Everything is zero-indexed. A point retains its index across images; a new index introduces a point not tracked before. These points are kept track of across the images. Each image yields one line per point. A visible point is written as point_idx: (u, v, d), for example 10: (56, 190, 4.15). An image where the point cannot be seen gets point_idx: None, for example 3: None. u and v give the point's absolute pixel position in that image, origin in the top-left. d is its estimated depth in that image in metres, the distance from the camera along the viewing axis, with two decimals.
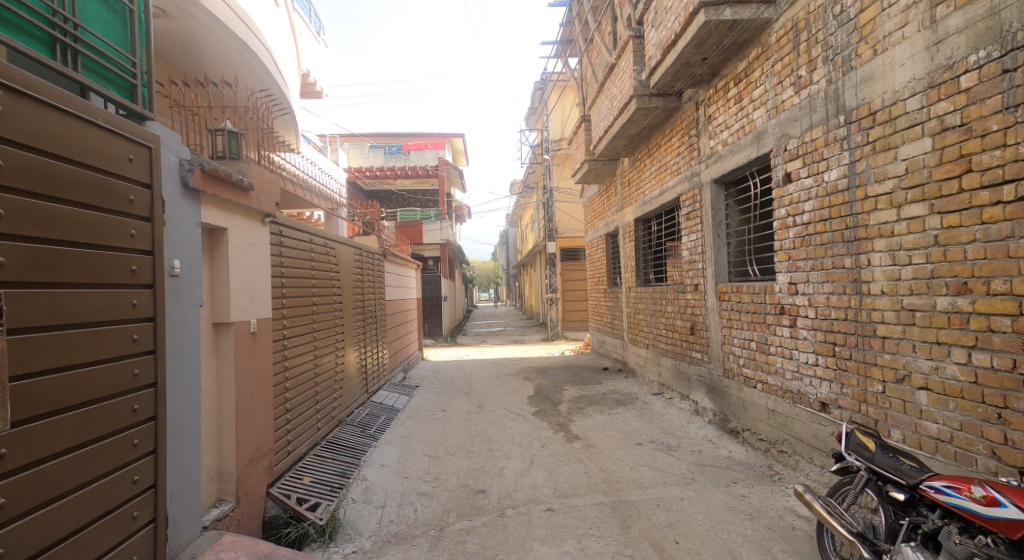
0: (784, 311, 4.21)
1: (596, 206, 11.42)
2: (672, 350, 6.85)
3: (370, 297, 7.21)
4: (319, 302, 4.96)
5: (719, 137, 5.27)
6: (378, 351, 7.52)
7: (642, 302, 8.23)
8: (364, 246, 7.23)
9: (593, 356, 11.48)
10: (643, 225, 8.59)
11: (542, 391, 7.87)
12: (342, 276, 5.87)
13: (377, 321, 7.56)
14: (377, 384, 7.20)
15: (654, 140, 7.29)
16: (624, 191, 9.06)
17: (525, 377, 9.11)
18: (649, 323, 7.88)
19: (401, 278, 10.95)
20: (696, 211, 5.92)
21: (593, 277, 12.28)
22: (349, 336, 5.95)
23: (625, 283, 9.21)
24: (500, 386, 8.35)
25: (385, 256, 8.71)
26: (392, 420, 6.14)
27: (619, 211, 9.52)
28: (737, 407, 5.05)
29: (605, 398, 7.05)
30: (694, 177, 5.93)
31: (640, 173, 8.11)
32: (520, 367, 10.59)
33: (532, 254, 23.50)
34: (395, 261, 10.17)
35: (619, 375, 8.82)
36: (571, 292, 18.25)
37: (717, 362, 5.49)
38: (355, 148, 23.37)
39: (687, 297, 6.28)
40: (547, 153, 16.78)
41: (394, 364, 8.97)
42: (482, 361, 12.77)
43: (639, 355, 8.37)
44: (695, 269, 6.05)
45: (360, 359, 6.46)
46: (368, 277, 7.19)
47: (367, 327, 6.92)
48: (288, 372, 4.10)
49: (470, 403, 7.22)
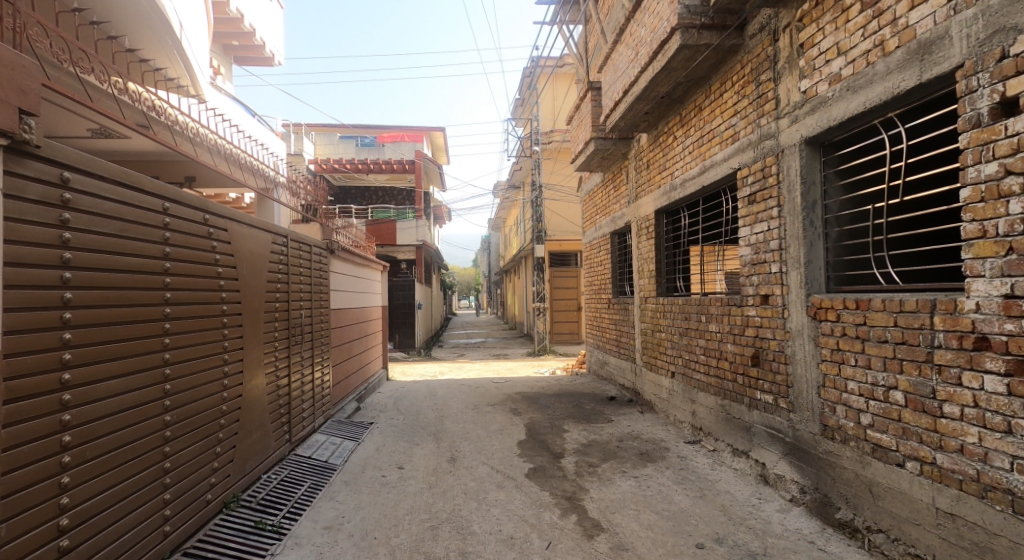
0: (988, 346, 2.42)
1: (599, 200, 9.62)
2: (719, 386, 5.02)
3: (302, 304, 5.20)
4: (179, 314, 2.97)
5: (822, 71, 3.49)
6: (314, 378, 5.52)
7: (667, 319, 6.41)
8: (298, 233, 5.26)
9: (592, 380, 9.62)
10: (667, 219, 6.78)
11: (536, 433, 6.01)
12: (245, 272, 3.87)
13: (313, 335, 5.57)
14: (307, 425, 5.21)
15: (691, 102, 5.54)
16: (642, 176, 7.25)
17: (512, 410, 7.21)
18: (678, 344, 6.06)
19: (361, 282, 9.01)
20: (769, 188, 4.11)
21: (591, 283, 10.49)
22: (254, 362, 3.96)
23: (640, 293, 7.40)
24: (482, 425, 6.42)
25: (335, 250, 6.79)
26: (319, 490, 4.19)
27: (631, 202, 7.75)
28: (856, 491, 3.22)
29: (624, 449, 5.21)
30: (766, 140, 4.13)
31: (666, 150, 6.36)
32: (505, 393, 8.68)
33: (515, 259, 21.63)
34: (354, 259, 8.23)
35: (631, 410, 7.01)
36: (560, 301, 16.47)
37: (809, 412, 3.67)
38: (323, 138, 21.46)
39: (749, 313, 4.47)
40: (538, 145, 15.03)
41: (342, 391, 6.99)
42: (459, 381, 10.83)
43: (662, 386, 6.54)
44: (764, 273, 4.23)
45: (278, 393, 4.47)
46: (300, 276, 5.21)
47: (293, 346, 4.92)
48: (70, 452, 2.21)
49: (439, 452, 5.31)
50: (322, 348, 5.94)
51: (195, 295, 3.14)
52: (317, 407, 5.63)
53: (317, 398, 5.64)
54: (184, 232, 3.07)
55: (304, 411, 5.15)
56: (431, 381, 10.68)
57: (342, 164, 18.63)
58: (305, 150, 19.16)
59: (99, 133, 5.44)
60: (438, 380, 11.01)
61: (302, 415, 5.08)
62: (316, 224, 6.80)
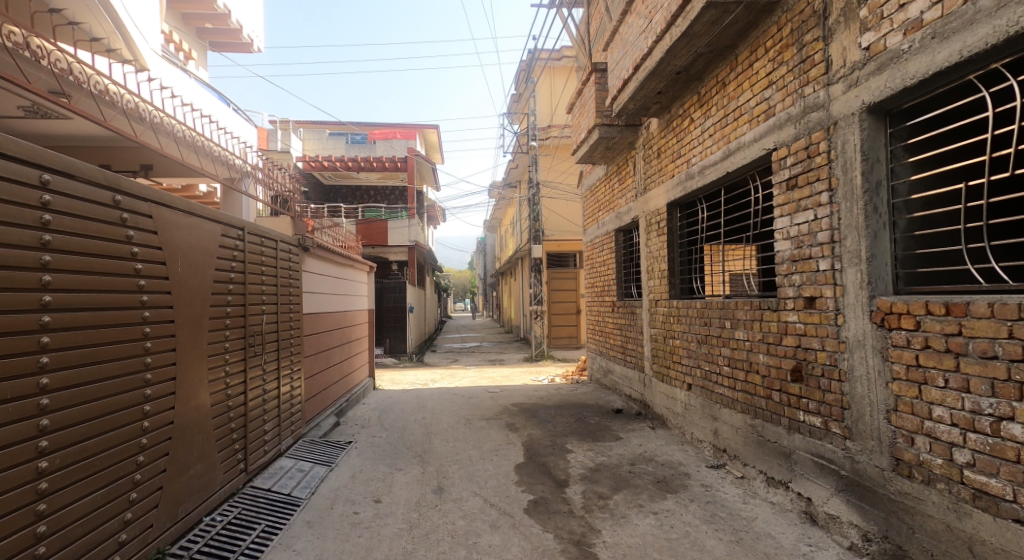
0: None
1: (602, 195, 8.97)
2: (749, 403, 4.34)
3: (264, 309, 4.49)
4: (63, 324, 2.29)
5: (894, 19, 2.83)
6: (280, 394, 4.82)
7: (681, 324, 5.74)
8: (260, 226, 4.55)
9: (595, 390, 8.93)
10: (680, 212, 6.12)
11: (537, 454, 5.33)
12: (180, 270, 3.17)
13: (280, 345, 4.87)
14: (270, 448, 4.52)
15: (713, 77, 4.88)
16: (652, 167, 6.59)
17: (509, 426, 6.53)
18: (696, 353, 5.38)
19: (345, 284, 8.29)
20: (817, 169, 3.43)
21: (592, 285, 9.83)
22: (192, 380, 3.26)
23: (649, 296, 6.73)
24: (475, 445, 5.73)
25: (311, 248, 6.08)
26: (277, 534, 3.49)
27: (638, 195, 7.09)
28: (953, 550, 2.56)
29: (638, 476, 4.53)
30: (812, 111, 3.46)
31: (680, 135, 5.71)
32: (500, 405, 8.00)
33: (511, 260, 20.95)
34: (335, 259, 7.52)
35: (640, 425, 6.34)
36: (559, 304, 15.80)
37: (873, 442, 2.98)
38: (313, 135, 20.80)
39: (788, 319, 3.79)
40: (534, 140, 14.40)
41: (318, 406, 6.30)
42: (451, 390, 10.12)
43: (676, 400, 5.87)
44: (808, 272, 3.55)
45: (228, 416, 3.77)
46: (262, 276, 4.50)
47: (251, 358, 4.21)
48: None
49: (425, 480, 4.62)
50: (291, 359, 5.24)
51: (99, 299, 2.49)
52: (284, 427, 4.93)
53: (284, 416, 4.93)
54: (77, 218, 2.39)
55: (267, 432, 4.45)
56: (421, 391, 9.98)
57: (331, 161, 17.95)
58: (292, 148, 18.47)
59: (32, 112, 4.75)
60: (429, 389, 10.32)
61: (264, 437, 4.38)
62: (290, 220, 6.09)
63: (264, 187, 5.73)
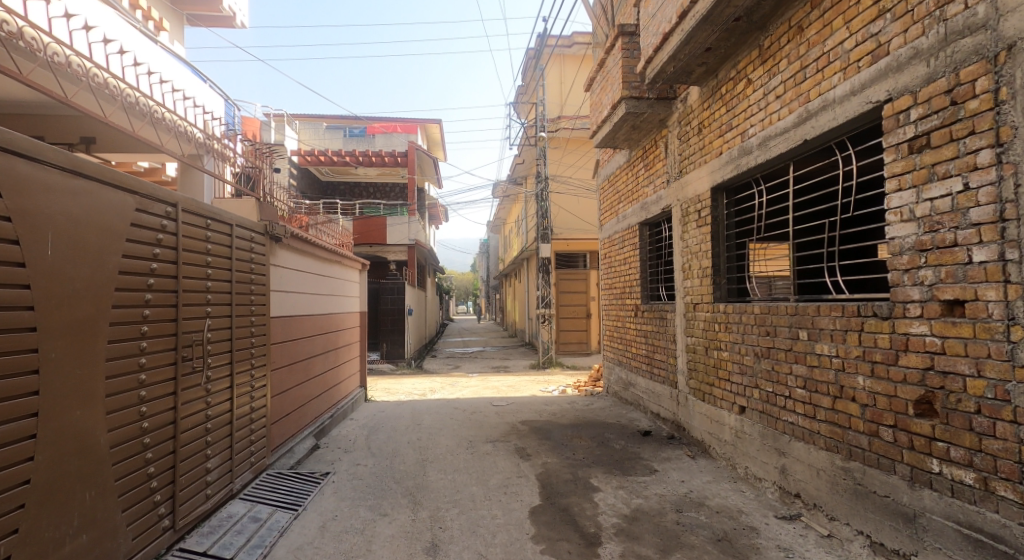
0: None
1: (624, 184, 7.99)
2: (838, 439, 3.35)
3: (208, 312, 3.51)
4: None
5: None
6: (233, 422, 3.84)
7: (732, 332, 4.76)
8: (205, 203, 3.55)
9: (613, 405, 7.94)
10: (727, 198, 5.14)
11: (557, 493, 4.33)
12: (41, 253, 2.21)
13: (234, 357, 3.89)
14: (215, 493, 3.54)
15: (784, 22, 3.90)
16: (691, 147, 5.60)
17: (520, 453, 5.54)
18: (754, 370, 4.39)
19: (331, 284, 7.27)
20: (973, 116, 2.47)
21: (610, 285, 8.85)
22: (68, 417, 2.29)
23: (686, 298, 5.79)
24: (479, 480, 4.73)
25: (286, 237, 5.07)
26: None
27: (672, 181, 6.12)
28: None
29: (689, 531, 3.53)
30: (964, 38, 2.50)
31: (731, 104, 4.72)
32: (508, 422, 7.01)
33: (517, 261, 20.02)
34: (320, 253, 6.50)
35: (676, 453, 5.35)
36: (567, 308, 14.76)
37: None
38: (309, 127, 19.88)
39: (910, 330, 2.78)
40: (543, 131, 13.41)
41: (292, 429, 5.33)
42: (453, 402, 9.15)
43: (725, 425, 4.87)
44: (952, 264, 2.55)
45: (146, 459, 2.79)
46: (205, 268, 3.50)
47: (186, 375, 3.22)
48: None
49: (415, 533, 3.61)
50: (252, 375, 4.25)
51: None
52: (240, 461, 3.96)
53: (240, 449, 3.96)
54: None
55: (210, 473, 3.48)
56: (418, 403, 9.01)
57: (328, 156, 17.07)
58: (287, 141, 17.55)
59: None
60: (428, 401, 9.34)
61: (205, 480, 3.40)
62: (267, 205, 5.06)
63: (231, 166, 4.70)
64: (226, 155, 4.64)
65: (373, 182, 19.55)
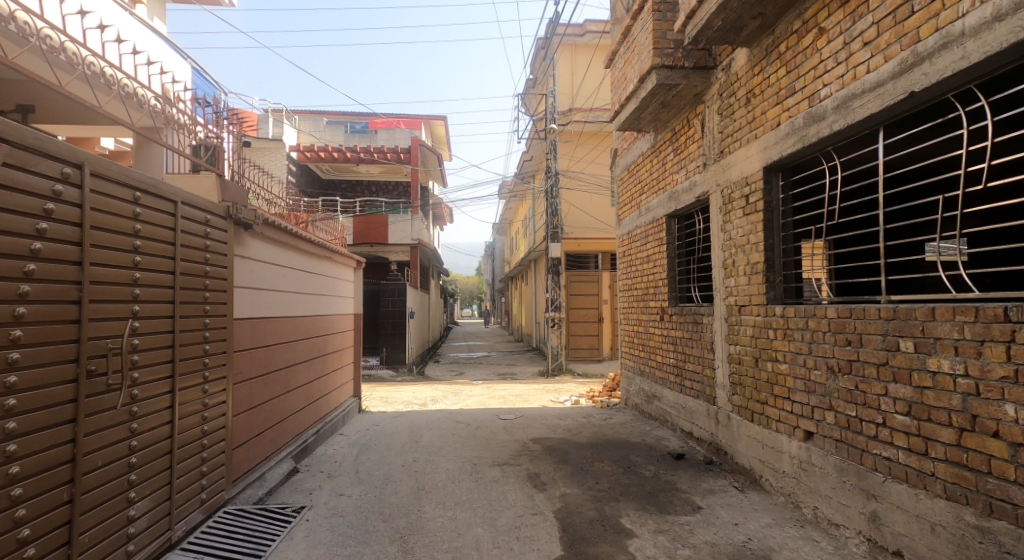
0: None
1: (647, 173, 7.17)
2: (969, 487, 2.57)
3: (135, 314, 2.71)
4: None
5: None
6: (175, 451, 3.02)
7: (796, 341, 3.91)
8: (135, 171, 2.76)
9: (634, 420, 7.09)
10: (784, 178, 4.29)
11: (583, 539, 3.50)
12: None
13: (178, 368, 3.07)
14: (143, 548, 2.73)
15: None
16: (736, 122, 4.77)
17: (534, 480, 4.72)
18: (830, 389, 3.54)
19: (320, 283, 6.43)
20: None
21: (628, 286, 8.02)
22: None
23: (728, 298, 4.96)
24: (486, 517, 3.90)
25: (258, 222, 4.24)
26: None
27: (710, 164, 5.30)
28: None
29: None
30: None
31: (793, 62, 3.90)
32: (518, 440, 6.19)
33: (524, 263, 19.19)
34: (306, 246, 5.68)
35: (720, 483, 4.51)
36: (579, 311, 13.94)
37: None
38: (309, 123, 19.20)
39: None
40: (553, 123, 12.62)
41: (264, 451, 4.50)
42: (456, 413, 8.33)
43: (784, 454, 4.03)
44: None
45: (13, 514, 2.05)
46: (132, 254, 2.70)
47: (94, 397, 2.42)
48: None
49: None
50: (207, 391, 3.44)
51: None
52: (186, 500, 3.14)
53: (186, 485, 3.13)
54: None
55: (136, 521, 2.67)
56: (418, 414, 8.20)
57: (328, 152, 16.37)
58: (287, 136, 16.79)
59: None
60: (428, 412, 8.53)
61: (126, 533, 2.60)
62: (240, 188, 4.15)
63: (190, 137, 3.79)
64: (185, 123, 3.77)
65: (375, 179, 18.79)
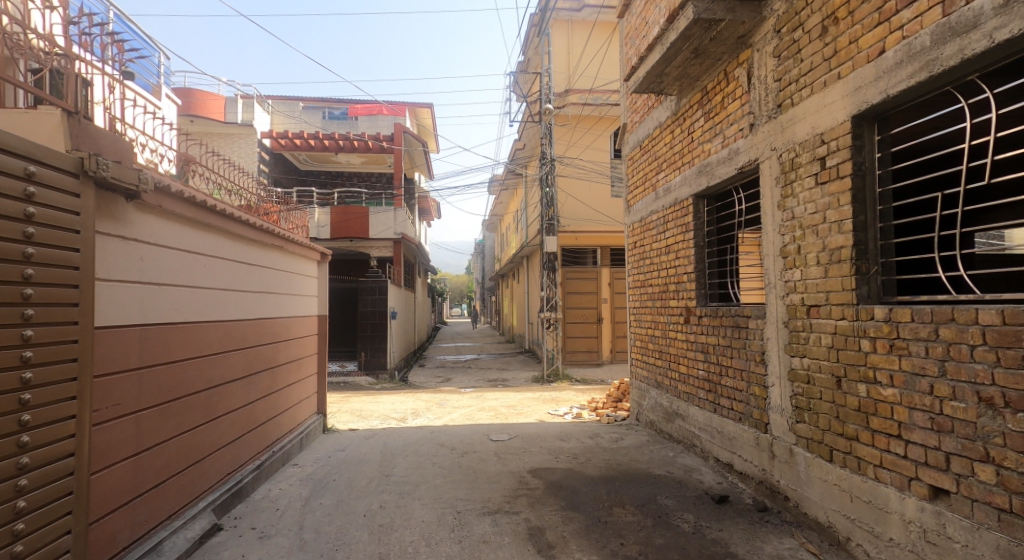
0: None
1: (666, 146, 5.99)
2: None
3: None
4: None
5: None
6: None
7: (911, 358, 2.75)
8: None
9: (652, 442, 5.90)
10: (879, 131, 3.14)
11: None
12: None
13: None
14: None
15: None
16: (804, 62, 3.61)
17: (538, 539, 3.52)
18: (986, 433, 2.41)
19: (268, 277, 5.14)
20: None
21: (640, 282, 6.82)
22: None
23: (788, 296, 3.79)
24: None
25: (149, 188, 2.98)
26: None
27: (760, 125, 4.13)
28: None
29: None
30: None
31: None
32: (514, 472, 4.99)
33: (517, 259, 17.97)
34: (242, 229, 4.40)
35: (790, 545, 3.34)
36: (576, 311, 12.75)
37: None
38: (284, 108, 17.77)
39: None
40: (549, 104, 11.38)
41: (168, 508, 3.26)
42: (439, 431, 7.08)
43: (892, 516, 2.87)
44: None
45: None
46: None
47: None
48: None
49: None
50: (27, 445, 2.18)
51: None
52: None
53: None
54: None
55: None
56: (393, 433, 6.96)
57: (303, 138, 15.02)
58: (258, 120, 15.36)
59: None
60: (406, 429, 7.27)
61: None
62: (119, 144, 2.82)
63: (42, 62, 2.51)
64: (38, 41, 2.49)
65: (356, 169, 17.44)
